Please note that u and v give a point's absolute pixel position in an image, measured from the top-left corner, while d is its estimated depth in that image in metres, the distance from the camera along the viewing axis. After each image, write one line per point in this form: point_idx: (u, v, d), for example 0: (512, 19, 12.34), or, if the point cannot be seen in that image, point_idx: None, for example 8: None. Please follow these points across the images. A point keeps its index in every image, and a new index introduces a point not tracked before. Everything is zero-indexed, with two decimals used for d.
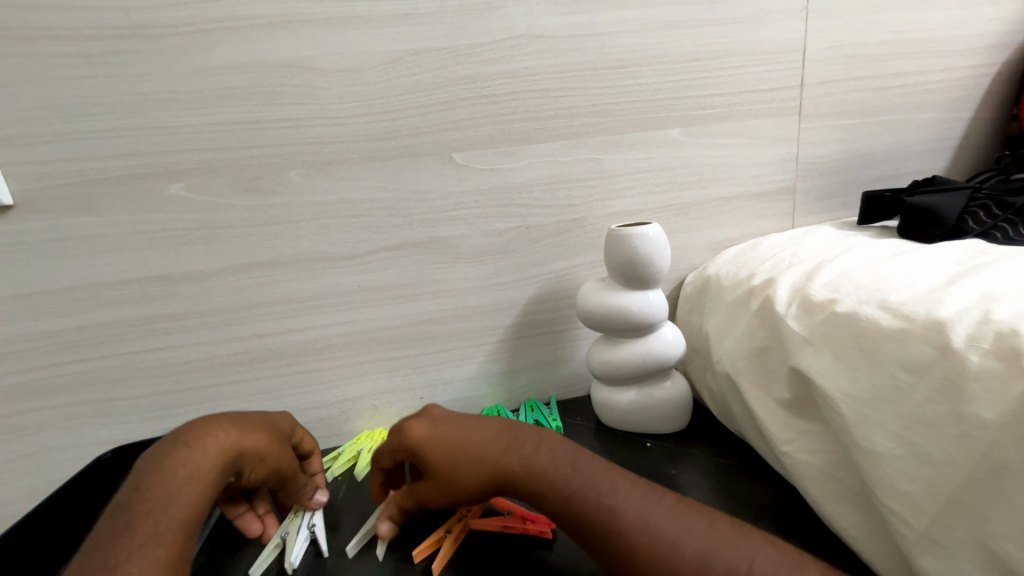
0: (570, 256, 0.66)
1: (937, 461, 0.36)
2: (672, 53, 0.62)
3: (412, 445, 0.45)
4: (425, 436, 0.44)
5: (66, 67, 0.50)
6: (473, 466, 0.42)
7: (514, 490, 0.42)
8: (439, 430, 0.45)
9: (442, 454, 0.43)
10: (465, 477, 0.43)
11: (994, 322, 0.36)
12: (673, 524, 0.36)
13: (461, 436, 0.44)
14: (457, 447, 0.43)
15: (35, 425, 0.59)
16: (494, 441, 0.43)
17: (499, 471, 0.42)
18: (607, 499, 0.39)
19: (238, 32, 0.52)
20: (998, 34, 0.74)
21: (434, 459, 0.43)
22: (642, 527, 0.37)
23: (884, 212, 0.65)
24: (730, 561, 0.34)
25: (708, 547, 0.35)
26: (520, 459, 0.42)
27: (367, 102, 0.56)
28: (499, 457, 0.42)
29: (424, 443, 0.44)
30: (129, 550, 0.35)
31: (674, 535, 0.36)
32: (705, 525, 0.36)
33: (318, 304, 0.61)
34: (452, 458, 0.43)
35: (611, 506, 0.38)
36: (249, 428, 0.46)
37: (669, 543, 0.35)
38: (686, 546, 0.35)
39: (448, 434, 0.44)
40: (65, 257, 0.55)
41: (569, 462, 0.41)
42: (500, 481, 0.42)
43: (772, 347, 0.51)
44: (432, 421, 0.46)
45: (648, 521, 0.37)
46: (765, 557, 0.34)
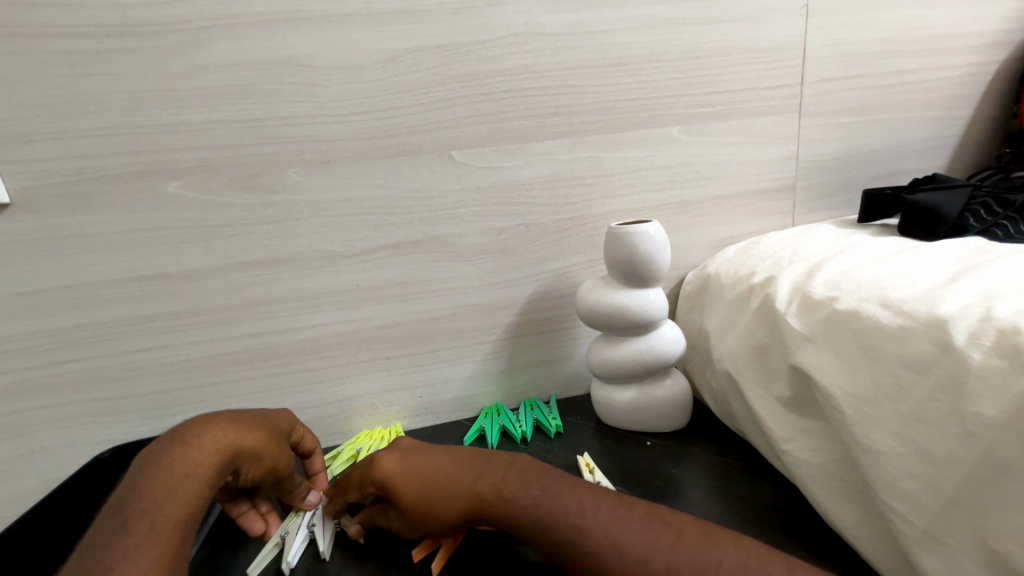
0: (569, 254, 0.66)
1: (939, 460, 0.36)
2: (672, 51, 0.62)
3: (382, 478, 0.45)
4: (393, 471, 0.45)
5: (63, 66, 0.50)
6: (444, 495, 0.43)
7: (487, 516, 0.43)
8: (409, 463, 0.46)
9: (410, 484, 0.44)
10: (437, 504, 0.43)
11: (995, 320, 0.36)
12: (638, 537, 0.36)
13: (431, 469, 0.45)
14: (426, 476, 0.44)
15: (34, 424, 0.59)
16: (464, 471, 0.44)
17: (471, 498, 0.43)
18: (575, 518, 0.38)
19: (236, 30, 0.52)
20: (998, 32, 0.73)
21: (404, 492, 0.44)
22: (609, 544, 0.36)
23: (885, 211, 0.65)
24: (701, 564, 0.34)
25: (677, 554, 0.35)
26: (491, 485, 0.43)
27: (366, 100, 0.56)
28: (471, 484, 0.43)
29: (394, 475, 0.45)
30: (125, 547, 0.34)
31: (643, 549, 0.35)
32: (673, 534, 0.36)
33: (316, 303, 0.61)
34: (422, 490, 0.44)
35: (576, 523, 0.38)
36: (246, 427, 0.46)
37: (637, 557, 0.35)
38: (653, 561, 0.35)
39: (416, 467, 0.45)
40: (64, 256, 0.54)
41: (538, 486, 0.42)
42: (474, 507, 0.42)
43: (772, 345, 0.51)
44: (400, 454, 0.47)
45: (615, 535, 0.37)
46: (733, 559, 0.34)
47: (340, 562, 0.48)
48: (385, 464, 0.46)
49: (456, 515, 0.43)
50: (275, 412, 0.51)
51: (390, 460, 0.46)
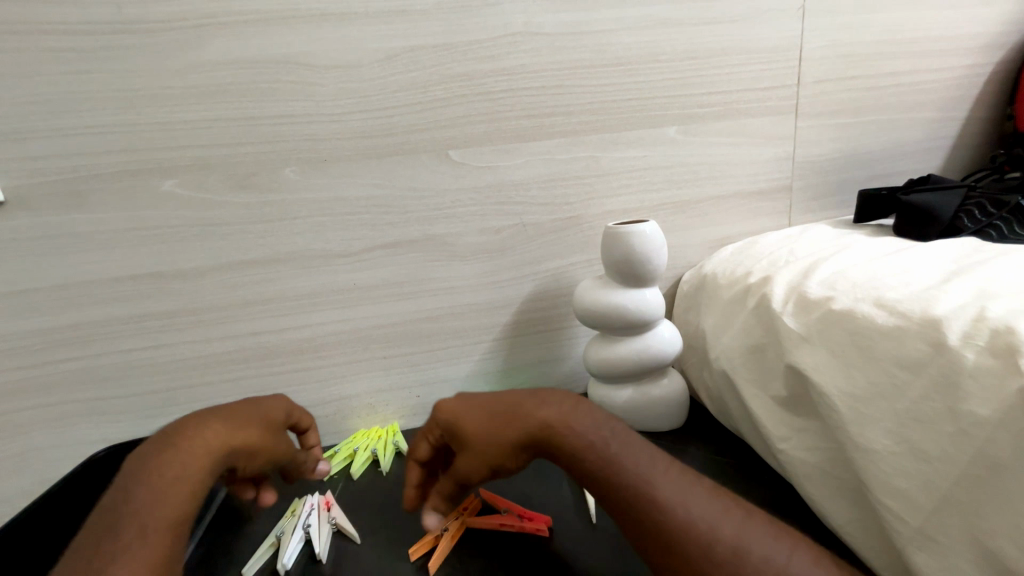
0: (566, 254, 0.66)
1: (933, 458, 0.36)
2: (669, 51, 0.62)
3: (446, 414, 0.44)
4: (458, 407, 0.44)
5: (58, 63, 0.50)
6: (510, 423, 0.42)
7: (548, 451, 0.41)
8: (474, 401, 0.44)
9: (478, 416, 0.43)
10: (504, 435, 0.42)
11: (989, 321, 0.36)
12: (708, 508, 0.35)
13: (498, 404, 0.44)
14: (493, 410, 0.43)
15: (28, 424, 0.59)
16: (531, 400, 0.43)
17: (537, 425, 0.41)
18: (644, 469, 0.38)
19: (232, 28, 0.52)
20: (993, 34, 0.74)
21: (472, 426, 0.42)
22: (678, 504, 0.36)
23: (880, 211, 0.65)
24: (768, 549, 0.33)
25: (745, 533, 0.34)
26: (560, 415, 0.42)
27: (363, 99, 0.56)
28: (536, 413, 0.42)
29: (459, 411, 0.43)
30: (116, 552, 0.34)
31: (709, 518, 0.35)
32: (740, 515, 0.35)
33: (313, 302, 0.61)
34: (491, 421, 0.42)
35: (646, 475, 0.38)
36: (241, 423, 0.45)
37: (704, 524, 0.35)
38: (719, 528, 0.34)
39: (481, 402, 0.44)
40: (58, 255, 0.54)
41: (607, 430, 0.41)
42: (538, 437, 0.41)
43: (768, 345, 0.51)
44: (459, 395, 0.46)
45: (685, 498, 0.36)
46: (799, 556, 0.33)
47: (336, 561, 0.48)
48: (450, 404, 0.44)
49: (521, 447, 0.42)
50: (270, 399, 0.50)
51: (454, 400, 0.45)
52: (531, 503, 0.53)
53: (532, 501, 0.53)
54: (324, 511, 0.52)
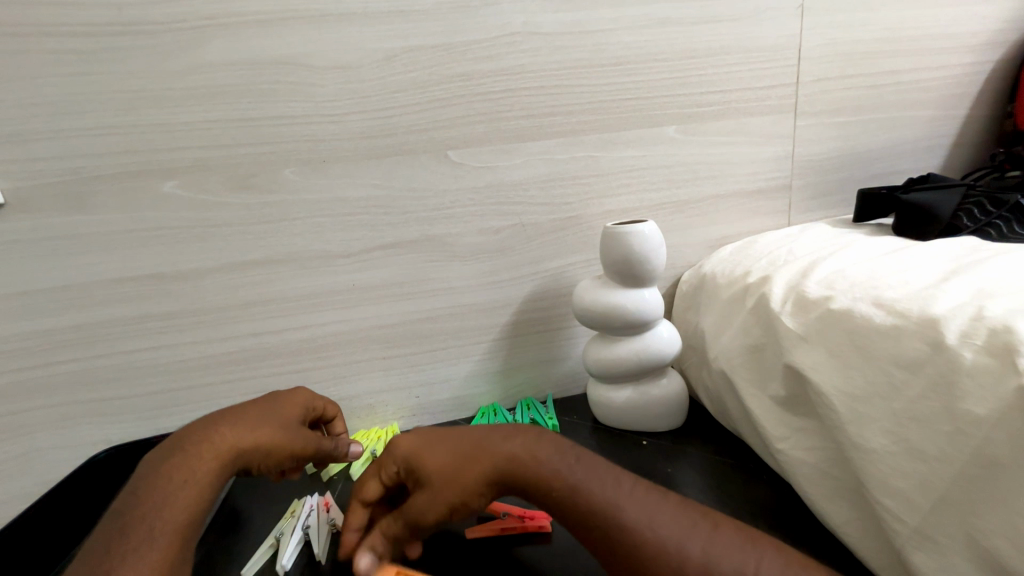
0: (566, 254, 0.66)
1: (931, 457, 0.36)
2: (668, 50, 0.62)
3: (405, 455, 0.43)
4: (415, 441, 0.43)
5: (58, 65, 0.50)
6: (472, 458, 0.41)
7: (510, 484, 0.40)
8: (433, 439, 0.43)
9: (438, 451, 0.42)
10: (463, 470, 0.40)
11: (987, 319, 0.36)
12: (676, 528, 0.35)
13: (457, 439, 0.42)
14: (454, 445, 0.42)
15: (30, 425, 0.59)
16: (493, 434, 0.42)
17: (499, 461, 0.40)
18: (609, 492, 0.38)
19: (231, 29, 0.52)
20: (993, 32, 0.74)
21: (428, 465, 0.41)
22: (645, 526, 0.36)
23: (880, 210, 0.65)
24: (739, 561, 0.33)
25: (714, 551, 0.34)
26: (523, 447, 0.41)
27: (362, 100, 0.56)
28: (499, 447, 0.41)
29: (418, 450, 0.42)
30: (124, 554, 0.34)
31: (678, 538, 0.35)
32: (708, 529, 0.35)
33: (313, 303, 0.61)
34: (451, 456, 0.41)
35: (610, 500, 0.37)
36: (256, 424, 0.46)
37: (672, 544, 0.34)
38: (688, 547, 0.34)
39: (440, 438, 0.43)
40: (58, 256, 0.54)
41: (569, 455, 0.41)
42: (501, 472, 0.40)
43: (767, 345, 0.51)
44: (421, 431, 0.45)
45: (651, 519, 0.36)
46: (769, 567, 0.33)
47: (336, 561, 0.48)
48: (409, 443, 0.43)
49: (483, 482, 0.40)
50: (284, 395, 0.50)
51: (414, 438, 0.44)
52: (529, 503, 0.53)
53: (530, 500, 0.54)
54: (323, 512, 0.53)
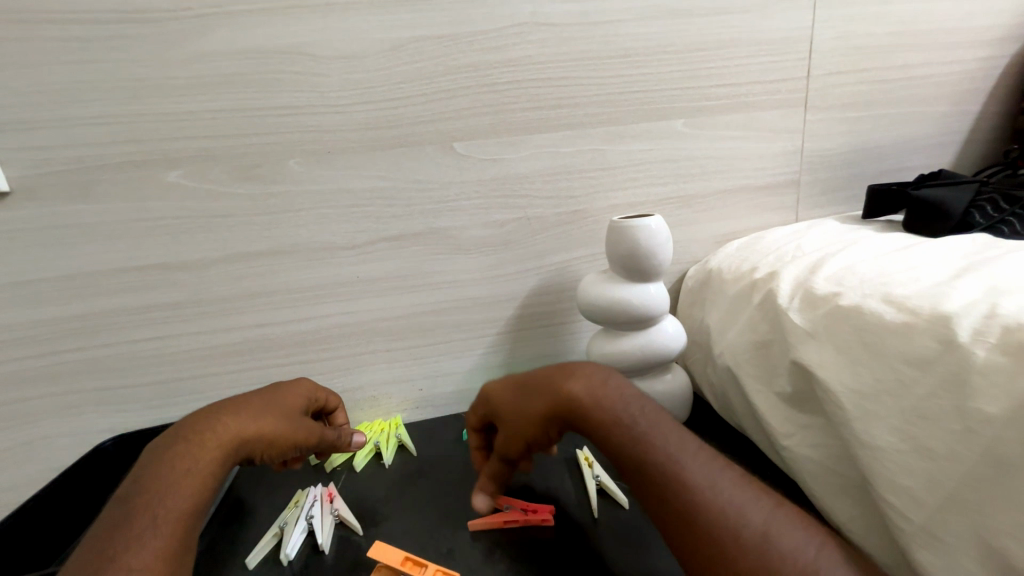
0: (571, 248, 0.65)
1: (939, 456, 0.35)
2: (678, 43, 0.61)
3: (488, 396, 0.48)
4: (495, 385, 0.49)
5: (62, 52, 0.50)
6: (534, 395, 0.44)
7: (574, 422, 0.42)
8: (511, 381, 0.48)
9: (510, 391, 0.47)
10: (528, 407, 0.44)
11: (1000, 317, 0.35)
12: (738, 495, 0.35)
13: (530, 377, 0.46)
14: (524, 384, 0.46)
15: (35, 413, 0.59)
16: (559, 373, 0.44)
17: (562, 397, 0.42)
18: (673, 451, 0.38)
19: (237, 18, 0.52)
20: (1008, 26, 0.73)
21: (503, 403, 0.46)
22: (706, 487, 0.36)
23: (890, 207, 0.64)
24: (799, 539, 0.33)
25: (772, 524, 0.33)
26: (587, 387, 0.42)
27: (368, 90, 0.56)
28: (562, 385, 0.43)
29: (497, 392, 0.48)
30: (125, 543, 0.34)
31: (739, 503, 0.35)
32: (771, 503, 0.35)
33: (317, 294, 0.61)
34: (519, 396, 0.46)
35: (675, 456, 0.38)
36: (259, 415, 0.45)
37: (732, 509, 0.34)
38: (749, 515, 0.34)
39: (515, 379, 0.47)
40: (62, 245, 0.54)
41: (638, 406, 0.42)
42: (561, 408, 0.42)
43: (773, 341, 0.51)
44: (503, 375, 0.49)
45: (712, 483, 0.36)
46: (829, 553, 0.32)
47: (340, 552, 0.48)
48: (492, 387, 0.49)
49: (543, 417, 0.43)
50: (287, 386, 0.50)
51: (496, 382, 0.49)
52: (532, 497, 0.53)
53: (535, 493, 0.53)
54: (326, 503, 0.53)
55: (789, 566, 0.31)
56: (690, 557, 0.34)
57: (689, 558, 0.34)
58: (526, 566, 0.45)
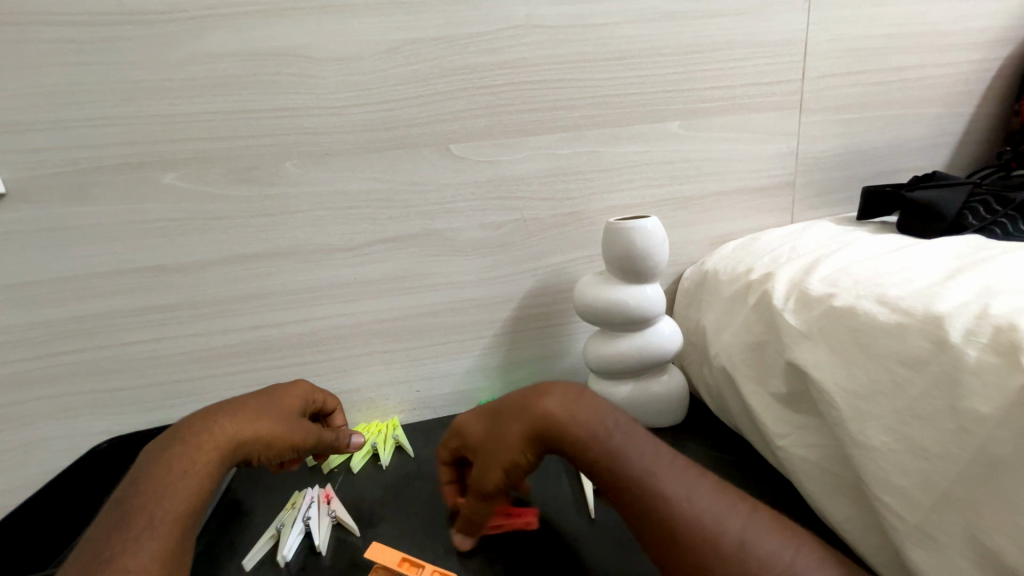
0: (568, 249, 0.66)
1: (934, 455, 0.36)
2: (673, 45, 0.62)
3: (462, 429, 0.47)
4: (468, 416, 0.48)
5: (59, 55, 0.50)
6: (511, 420, 0.43)
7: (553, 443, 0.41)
8: (484, 411, 0.47)
9: (484, 421, 0.46)
10: (506, 434, 0.42)
11: (992, 317, 0.35)
12: (714, 505, 0.36)
13: (503, 405, 0.45)
14: (498, 412, 0.45)
15: (31, 416, 0.59)
16: (533, 394, 0.44)
17: (538, 417, 0.42)
18: (649, 464, 0.39)
19: (233, 20, 0.52)
20: (1001, 28, 0.73)
21: (479, 434, 0.45)
22: (682, 498, 0.37)
23: (884, 208, 0.65)
24: (775, 546, 0.34)
25: (748, 531, 0.35)
26: (561, 405, 0.42)
27: (364, 92, 0.56)
28: (535, 405, 0.42)
29: (471, 424, 0.47)
30: (124, 544, 0.34)
31: (715, 513, 0.36)
32: (746, 510, 0.36)
33: (315, 296, 0.61)
34: (494, 425, 0.44)
35: (650, 469, 0.39)
36: (257, 415, 0.46)
37: (709, 519, 0.35)
38: (725, 524, 0.35)
39: (488, 407, 0.47)
40: (59, 247, 0.54)
41: (612, 419, 0.42)
42: (542, 428, 0.41)
43: (768, 342, 0.51)
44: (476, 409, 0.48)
45: (687, 494, 0.37)
46: (805, 553, 0.34)
47: (337, 553, 0.48)
48: (466, 417, 0.48)
49: (523, 439, 0.42)
50: (285, 388, 0.50)
51: (470, 413, 0.48)
52: (529, 498, 0.53)
53: (532, 495, 0.53)
54: (324, 504, 0.53)
55: (769, 571, 0.33)
56: (673, 568, 0.35)
57: (672, 567, 0.35)
58: (523, 567, 0.45)
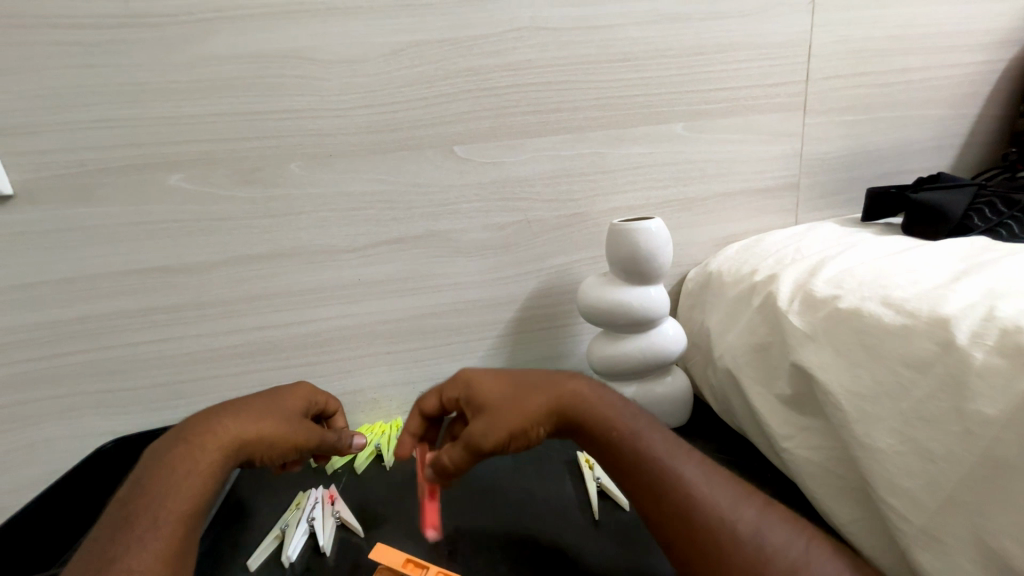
0: (571, 251, 0.66)
1: (938, 458, 0.35)
2: (676, 47, 0.62)
3: (468, 384, 0.46)
4: (481, 374, 0.47)
5: (64, 57, 0.50)
6: (536, 393, 0.44)
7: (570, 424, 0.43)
8: (499, 376, 0.46)
9: (501, 385, 0.45)
10: (530, 403, 0.43)
11: (998, 320, 0.35)
12: (729, 494, 0.37)
13: (523, 375, 0.46)
14: (519, 381, 0.45)
15: (36, 416, 0.59)
16: (559, 376, 0.46)
17: (564, 399, 0.44)
18: (665, 452, 0.40)
19: (239, 22, 0.52)
20: (1006, 30, 0.73)
21: (489, 396, 0.45)
22: (698, 485, 0.38)
23: (888, 210, 0.65)
24: (789, 536, 0.35)
25: (763, 521, 0.36)
26: (586, 392, 0.44)
27: (369, 94, 0.56)
28: (564, 387, 0.44)
29: (481, 380, 0.46)
30: (129, 544, 0.35)
31: (730, 501, 0.37)
32: (759, 502, 0.37)
33: (318, 297, 0.61)
34: (514, 392, 0.45)
35: (667, 455, 0.40)
36: (259, 414, 0.46)
37: (725, 506, 0.37)
38: (740, 512, 0.36)
39: (508, 374, 0.47)
40: (64, 248, 0.55)
41: (628, 411, 0.43)
42: (566, 409, 0.43)
43: (773, 343, 0.51)
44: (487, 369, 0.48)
45: (704, 481, 0.38)
46: (817, 547, 0.35)
47: (340, 554, 0.48)
48: (473, 374, 0.47)
49: (542, 414, 0.43)
50: (287, 389, 0.51)
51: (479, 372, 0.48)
52: (532, 498, 0.53)
53: (536, 497, 0.53)
54: (327, 504, 0.53)
55: (782, 558, 0.34)
56: (683, 551, 0.36)
57: (681, 550, 0.36)
58: (526, 567, 0.45)
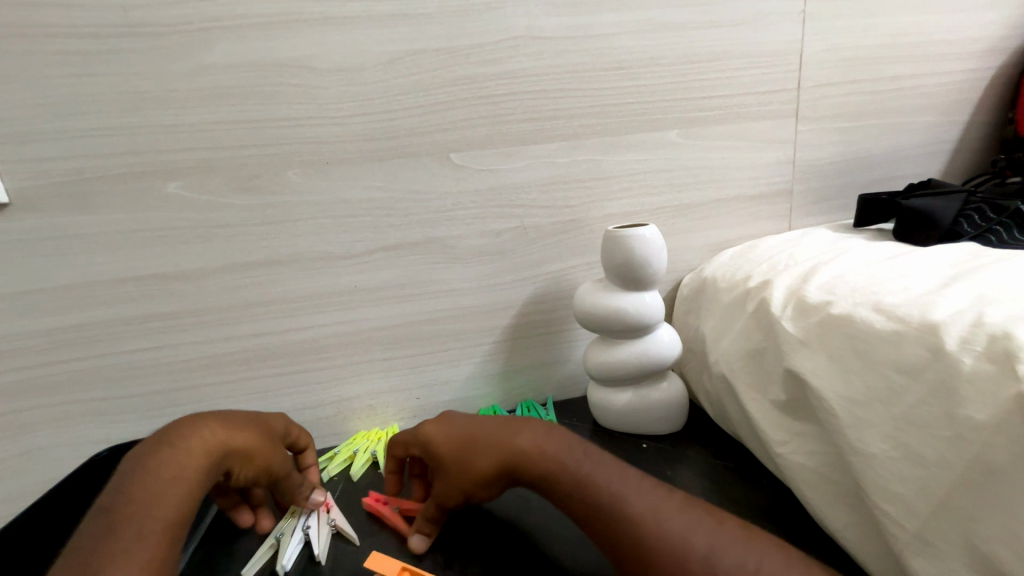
0: (567, 257, 0.66)
1: (931, 463, 0.36)
2: (671, 55, 0.62)
3: (425, 441, 0.48)
4: (434, 428, 0.48)
5: (63, 66, 0.51)
6: (481, 452, 0.45)
7: (521, 474, 0.44)
8: (448, 433, 0.47)
9: (450, 442, 0.46)
10: (472, 465, 0.44)
11: (988, 326, 0.36)
12: (683, 521, 0.37)
13: (473, 426, 0.47)
14: (467, 436, 0.46)
15: (31, 424, 0.59)
16: (506, 427, 0.46)
17: (512, 451, 0.44)
18: (618, 488, 0.41)
19: (237, 31, 0.53)
20: (994, 38, 0.74)
21: (444, 455, 0.46)
22: (651, 517, 0.38)
23: (880, 216, 0.65)
24: (741, 558, 0.35)
25: (716, 544, 0.36)
26: (531, 442, 0.45)
27: (364, 102, 0.56)
28: (511, 440, 0.45)
29: (434, 436, 0.47)
30: (115, 551, 0.34)
31: (682, 530, 0.37)
32: (714, 524, 0.37)
33: (314, 304, 0.61)
34: (463, 448, 0.46)
35: (617, 493, 0.40)
36: (237, 428, 0.46)
37: (679, 534, 0.37)
38: (693, 538, 0.36)
39: (460, 427, 0.47)
40: (61, 255, 0.55)
41: (581, 451, 0.44)
42: (511, 464, 0.44)
43: (767, 349, 0.51)
44: (443, 418, 0.49)
45: (657, 513, 0.38)
46: (774, 561, 0.34)
47: (338, 561, 0.48)
48: (428, 430, 0.48)
49: (490, 473, 0.44)
50: (267, 415, 0.51)
51: (433, 425, 0.48)
52: (530, 504, 0.53)
53: (532, 503, 0.53)
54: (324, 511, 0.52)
55: None
56: None
57: None
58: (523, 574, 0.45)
